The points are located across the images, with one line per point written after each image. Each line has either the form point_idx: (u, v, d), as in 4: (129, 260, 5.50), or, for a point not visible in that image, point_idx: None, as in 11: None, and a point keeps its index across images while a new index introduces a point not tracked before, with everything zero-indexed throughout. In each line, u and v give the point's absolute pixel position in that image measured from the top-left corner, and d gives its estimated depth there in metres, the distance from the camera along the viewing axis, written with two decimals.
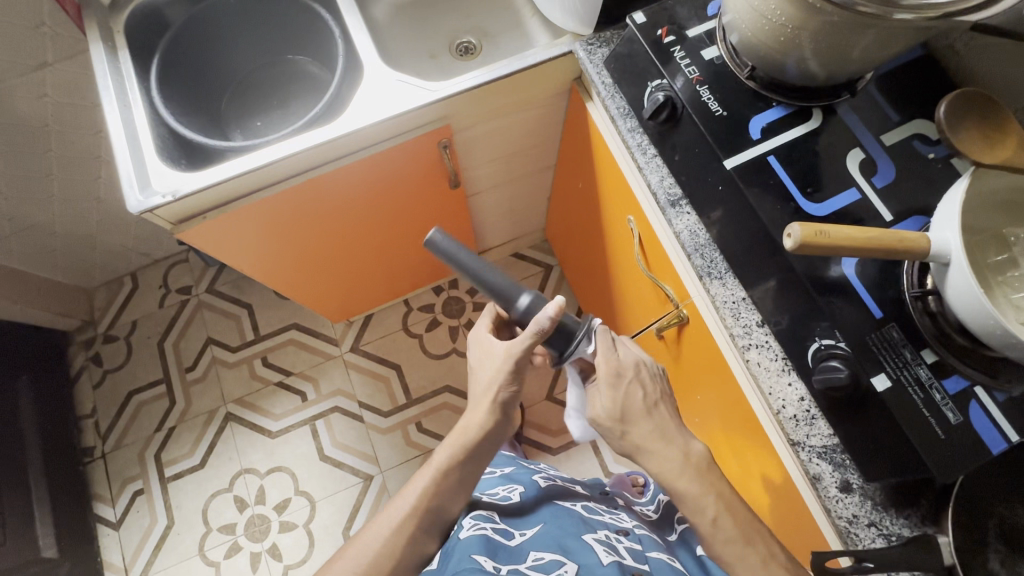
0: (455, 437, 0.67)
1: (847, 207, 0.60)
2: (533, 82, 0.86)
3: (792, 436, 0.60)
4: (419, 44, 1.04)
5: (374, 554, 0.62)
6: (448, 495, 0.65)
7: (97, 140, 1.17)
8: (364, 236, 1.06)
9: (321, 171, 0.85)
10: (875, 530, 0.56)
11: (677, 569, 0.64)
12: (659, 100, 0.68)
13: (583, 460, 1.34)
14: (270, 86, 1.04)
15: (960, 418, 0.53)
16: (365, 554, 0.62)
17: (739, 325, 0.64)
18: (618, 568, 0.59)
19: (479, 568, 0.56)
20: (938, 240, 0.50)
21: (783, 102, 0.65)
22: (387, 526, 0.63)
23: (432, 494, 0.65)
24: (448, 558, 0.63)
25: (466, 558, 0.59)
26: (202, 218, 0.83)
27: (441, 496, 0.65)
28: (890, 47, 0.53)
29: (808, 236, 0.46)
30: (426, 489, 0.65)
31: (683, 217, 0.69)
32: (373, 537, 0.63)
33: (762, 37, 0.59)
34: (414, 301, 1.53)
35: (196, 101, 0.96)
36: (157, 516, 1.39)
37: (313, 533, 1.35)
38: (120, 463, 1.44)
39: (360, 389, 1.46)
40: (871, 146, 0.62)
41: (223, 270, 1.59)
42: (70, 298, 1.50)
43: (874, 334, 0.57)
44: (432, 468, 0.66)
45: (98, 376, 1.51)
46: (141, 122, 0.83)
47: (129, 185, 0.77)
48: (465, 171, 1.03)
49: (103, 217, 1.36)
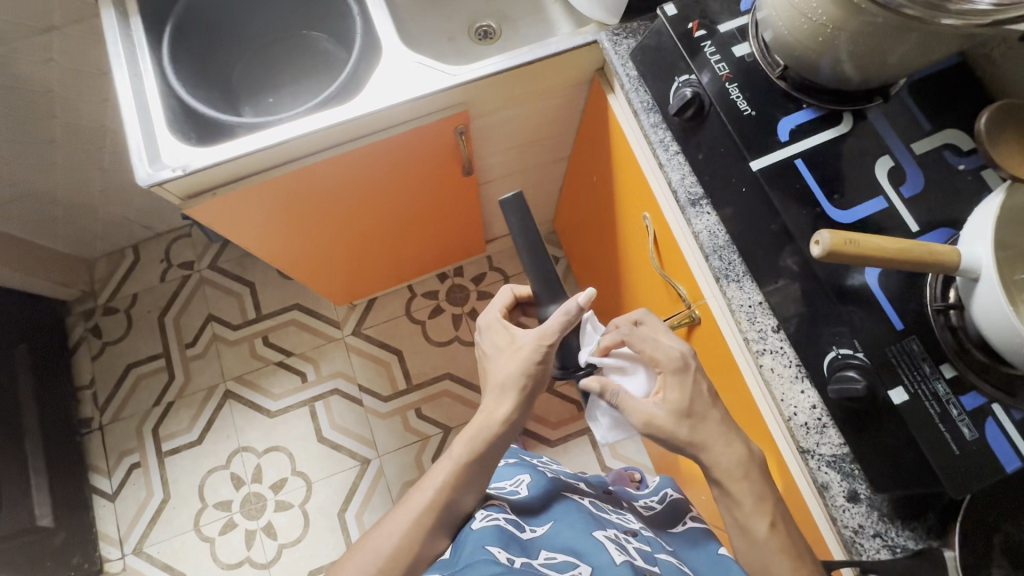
0: (473, 428, 0.68)
1: (873, 216, 0.59)
2: (555, 71, 0.84)
3: (802, 443, 0.60)
4: (438, 25, 1.02)
5: (395, 546, 0.63)
6: (465, 486, 0.67)
7: (103, 109, 1.15)
8: (373, 219, 1.04)
9: (333, 152, 0.83)
10: (880, 541, 0.56)
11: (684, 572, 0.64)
12: (686, 97, 0.67)
13: (581, 453, 1.34)
14: (282, 60, 1.01)
15: (976, 434, 0.53)
16: (387, 546, 0.63)
17: (754, 330, 0.63)
18: (631, 569, 0.58)
19: (493, 561, 0.56)
20: (968, 255, 0.49)
21: (813, 104, 0.64)
22: (407, 518, 0.65)
23: (448, 486, 0.66)
24: (459, 546, 0.63)
25: (481, 549, 0.59)
26: (213, 194, 0.81)
27: (461, 487, 0.66)
28: (929, 54, 0.52)
29: (836, 244, 0.44)
30: (445, 483, 0.66)
31: (703, 217, 0.68)
32: (394, 528, 0.64)
33: (798, 37, 0.57)
34: (418, 287, 1.51)
35: (207, 73, 0.94)
36: (153, 490, 1.39)
37: (308, 513, 1.35)
38: (117, 436, 1.44)
39: (361, 372, 1.46)
40: (901, 153, 0.61)
41: (226, 247, 1.57)
42: (70, 267, 1.48)
43: (894, 347, 0.57)
44: (450, 460, 0.68)
45: (97, 347, 1.50)
46: (152, 93, 0.81)
47: (138, 158, 0.76)
48: (479, 158, 1.02)
49: (106, 187, 1.34)
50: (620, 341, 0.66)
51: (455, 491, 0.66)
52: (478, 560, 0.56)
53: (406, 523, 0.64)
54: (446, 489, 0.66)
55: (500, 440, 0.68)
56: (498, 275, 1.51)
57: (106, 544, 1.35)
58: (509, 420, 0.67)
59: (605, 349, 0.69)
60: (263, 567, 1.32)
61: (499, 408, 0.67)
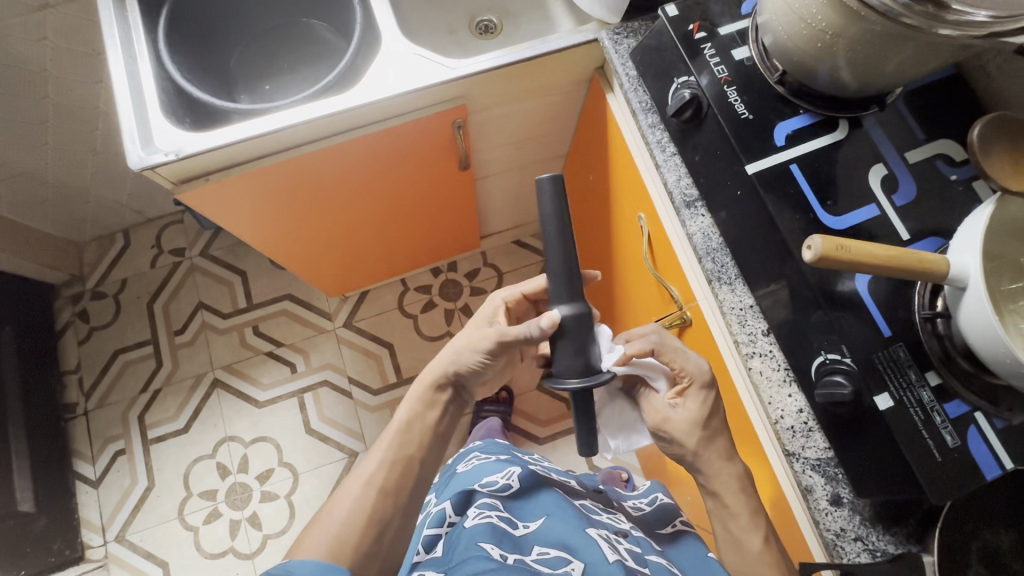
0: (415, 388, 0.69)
1: (865, 223, 0.60)
2: (554, 67, 0.84)
3: (788, 446, 0.60)
4: (439, 19, 1.01)
5: (347, 511, 0.60)
6: (416, 450, 0.66)
7: (96, 90, 1.14)
8: (369, 212, 1.04)
9: (330, 141, 0.82)
10: (861, 545, 0.56)
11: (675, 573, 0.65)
12: (684, 98, 0.67)
13: (569, 451, 1.34)
14: (281, 47, 1.00)
15: (958, 442, 0.54)
16: (339, 514, 0.60)
17: (744, 332, 0.64)
18: (623, 567, 0.58)
19: (487, 557, 0.56)
20: (957, 264, 0.49)
21: (809, 110, 0.64)
22: (358, 483, 0.62)
23: (400, 446, 0.65)
24: (452, 545, 0.63)
25: (473, 547, 0.59)
26: (205, 179, 0.80)
27: (412, 451, 0.66)
28: (925, 64, 0.53)
29: (828, 249, 0.45)
30: (390, 445, 0.65)
31: (697, 218, 0.69)
32: (347, 493, 0.62)
33: (797, 42, 0.57)
34: (411, 281, 1.51)
35: (203, 57, 0.93)
36: (138, 477, 1.38)
37: (294, 504, 1.35)
38: (102, 422, 1.42)
39: (350, 365, 1.45)
40: (894, 162, 0.61)
41: (218, 235, 1.56)
42: (59, 250, 1.46)
43: (881, 353, 0.57)
44: (395, 425, 0.67)
45: (84, 332, 1.48)
46: (146, 76, 0.80)
47: (130, 140, 0.75)
48: (476, 153, 1.01)
49: (98, 170, 1.32)
50: (648, 349, 0.63)
51: (407, 456, 0.65)
52: (471, 556, 0.57)
53: (356, 489, 0.62)
54: (395, 450, 0.65)
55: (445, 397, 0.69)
56: (492, 271, 1.51)
57: (88, 531, 1.34)
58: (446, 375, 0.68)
59: (629, 358, 0.62)
60: (246, 557, 1.31)
61: (439, 370, 0.68)
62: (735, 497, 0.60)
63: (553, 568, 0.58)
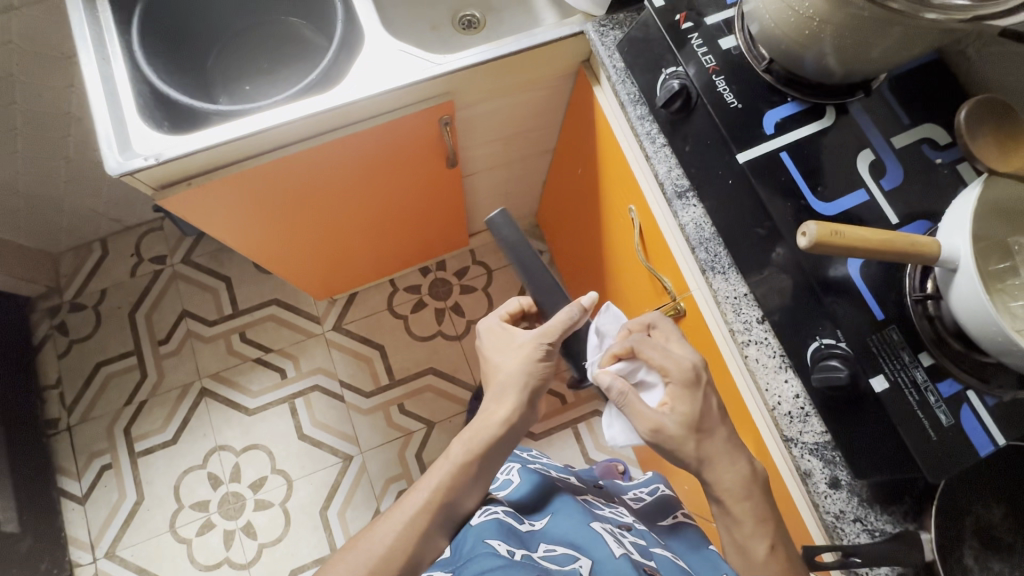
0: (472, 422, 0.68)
1: (855, 209, 0.60)
2: (539, 62, 0.83)
3: (786, 432, 0.61)
4: (421, 15, 1.00)
5: (389, 546, 0.60)
6: (461, 490, 0.64)
7: (68, 95, 1.10)
8: (358, 213, 1.03)
9: (315, 142, 0.81)
10: (860, 525, 0.57)
11: (681, 568, 0.64)
12: (674, 89, 0.67)
13: (565, 446, 1.35)
14: (259, 46, 0.98)
15: (952, 420, 0.55)
16: (380, 546, 0.60)
17: (739, 321, 0.64)
18: (631, 563, 0.58)
19: (495, 553, 0.55)
20: (948, 246, 0.50)
21: (797, 97, 0.65)
22: (402, 519, 0.61)
23: (449, 487, 0.64)
24: (459, 543, 0.62)
25: (481, 544, 0.58)
26: (187, 184, 0.78)
27: (458, 491, 0.64)
28: (910, 49, 0.53)
29: (823, 236, 0.45)
30: (442, 483, 0.64)
31: (689, 209, 0.69)
32: (392, 519, 0.62)
33: (785, 29, 0.57)
34: (400, 281, 1.49)
35: (179, 58, 0.91)
36: (126, 492, 1.35)
37: (289, 512, 1.33)
38: (86, 437, 1.38)
39: (341, 368, 1.44)
40: (881, 147, 0.62)
41: (200, 241, 1.52)
42: (33, 262, 1.42)
43: (874, 336, 0.58)
44: (448, 461, 0.65)
45: (64, 345, 1.44)
46: (121, 79, 0.77)
47: (107, 146, 0.72)
48: (463, 151, 1.00)
49: (72, 178, 1.28)
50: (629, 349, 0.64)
51: (451, 491, 0.64)
52: (478, 553, 0.56)
53: (399, 524, 0.61)
54: (445, 490, 0.64)
55: (499, 442, 0.66)
56: (481, 268, 1.50)
57: (77, 548, 1.31)
58: (511, 421, 0.66)
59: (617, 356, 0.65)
60: (242, 567, 1.29)
61: (501, 409, 0.66)
62: (741, 504, 0.58)
63: (561, 565, 0.57)
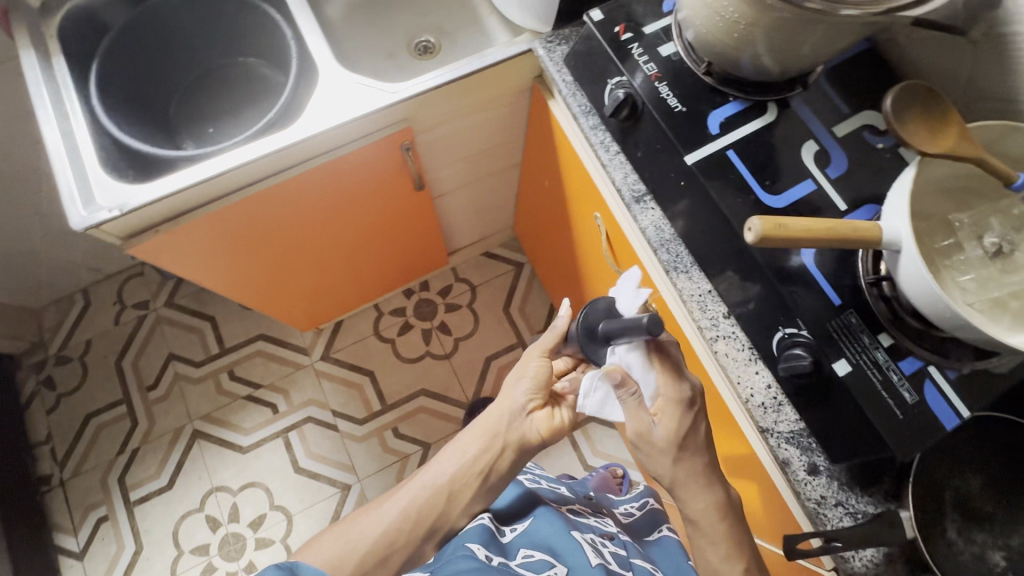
0: (474, 430, 0.70)
1: (804, 199, 0.62)
2: (491, 82, 0.85)
3: (761, 423, 0.61)
4: (377, 44, 1.02)
5: (375, 537, 0.63)
6: (454, 488, 0.66)
7: (35, 151, 1.11)
8: (333, 243, 1.04)
9: (280, 178, 0.82)
10: (842, 509, 0.58)
11: None
12: (619, 98, 0.68)
13: (562, 455, 1.35)
14: (221, 89, 1.00)
15: (916, 397, 0.56)
16: (367, 536, 0.64)
17: (705, 317, 0.65)
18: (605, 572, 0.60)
19: (471, 556, 0.57)
20: (889, 229, 0.51)
21: (738, 96, 0.66)
22: (395, 509, 0.65)
23: (441, 482, 0.66)
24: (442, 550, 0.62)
25: (460, 547, 0.59)
26: (155, 231, 0.79)
27: (450, 488, 0.66)
28: (837, 43, 0.55)
29: (768, 230, 0.47)
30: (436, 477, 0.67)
31: (648, 213, 0.69)
32: (380, 518, 0.65)
33: (716, 34, 0.59)
34: (384, 305, 1.50)
35: (141, 108, 0.92)
36: (124, 543, 1.33)
37: (291, 548, 1.32)
38: (80, 491, 1.37)
39: (333, 398, 1.43)
40: (824, 138, 0.64)
41: (182, 283, 1.52)
42: (15, 320, 1.41)
43: (833, 321, 0.59)
44: (447, 458, 0.68)
45: (51, 401, 1.43)
46: (83, 134, 0.78)
47: (71, 202, 0.73)
48: (430, 173, 1.02)
49: (47, 233, 1.29)
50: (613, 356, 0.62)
51: (440, 501, 0.66)
52: (456, 556, 0.57)
53: (391, 514, 0.65)
54: (438, 484, 0.66)
55: (501, 446, 0.67)
56: (464, 285, 1.51)
57: None
58: (510, 430, 0.68)
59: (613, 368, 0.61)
60: None
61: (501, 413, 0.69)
62: None
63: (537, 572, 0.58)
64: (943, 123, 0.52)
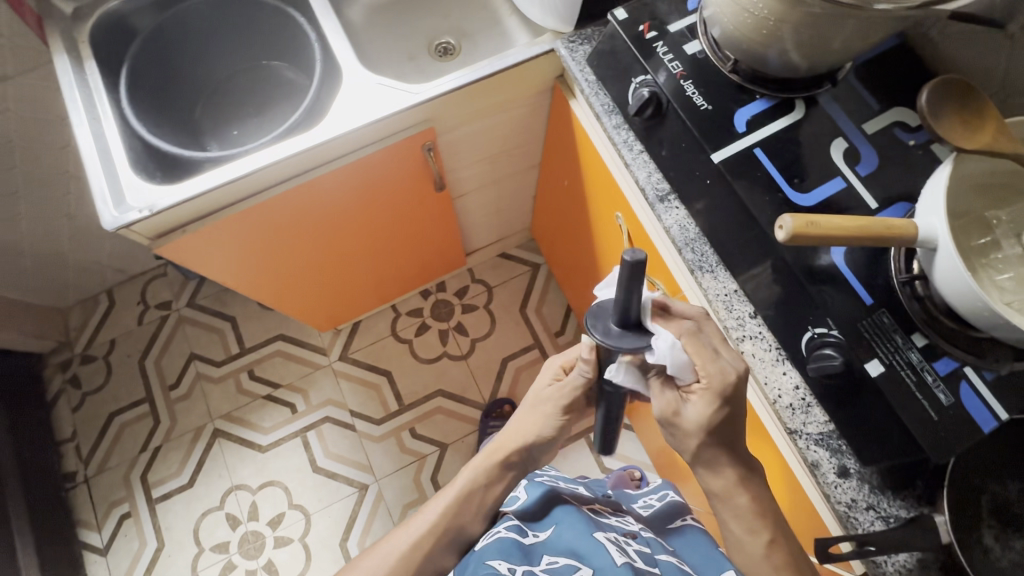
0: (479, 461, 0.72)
1: (833, 197, 0.61)
2: (512, 82, 0.85)
3: (789, 424, 0.60)
4: (398, 46, 1.03)
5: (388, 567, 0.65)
6: (464, 516, 0.70)
7: (65, 154, 1.14)
8: (353, 243, 1.05)
9: (303, 178, 0.83)
10: (874, 513, 0.57)
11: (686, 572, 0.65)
12: (643, 97, 0.68)
13: (579, 457, 1.34)
14: (245, 92, 1.01)
15: (951, 399, 0.55)
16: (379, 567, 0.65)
17: (731, 317, 0.64)
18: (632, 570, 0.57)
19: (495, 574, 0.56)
20: (924, 226, 0.51)
21: (765, 94, 0.66)
22: (404, 541, 0.67)
23: (452, 514, 0.69)
24: (463, 567, 0.62)
25: (481, 565, 0.59)
26: (181, 231, 0.80)
27: (461, 517, 0.69)
28: (869, 38, 0.54)
29: (799, 227, 0.46)
30: (443, 510, 0.69)
31: (672, 212, 0.69)
32: (391, 548, 0.67)
33: (744, 31, 0.59)
34: (402, 306, 1.51)
35: (168, 111, 0.94)
36: (147, 539, 1.35)
37: (309, 546, 1.33)
38: (104, 488, 1.39)
39: (350, 397, 1.44)
40: (853, 135, 0.63)
41: (203, 283, 1.55)
42: (43, 319, 1.44)
43: (865, 320, 0.58)
44: (455, 487, 0.71)
45: (77, 399, 1.46)
46: (113, 137, 0.80)
47: (103, 202, 0.75)
48: (450, 173, 1.02)
49: (75, 234, 1.32)
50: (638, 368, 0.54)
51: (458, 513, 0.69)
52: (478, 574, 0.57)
53: (404, 544, 0.67)
54: (448, 516, 0.69)
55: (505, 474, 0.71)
56: (481, 286, 1.51)
57: None
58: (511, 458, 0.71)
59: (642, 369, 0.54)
60: None
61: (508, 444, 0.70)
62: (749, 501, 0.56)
63: None
64: (976, 116, 0.51)
